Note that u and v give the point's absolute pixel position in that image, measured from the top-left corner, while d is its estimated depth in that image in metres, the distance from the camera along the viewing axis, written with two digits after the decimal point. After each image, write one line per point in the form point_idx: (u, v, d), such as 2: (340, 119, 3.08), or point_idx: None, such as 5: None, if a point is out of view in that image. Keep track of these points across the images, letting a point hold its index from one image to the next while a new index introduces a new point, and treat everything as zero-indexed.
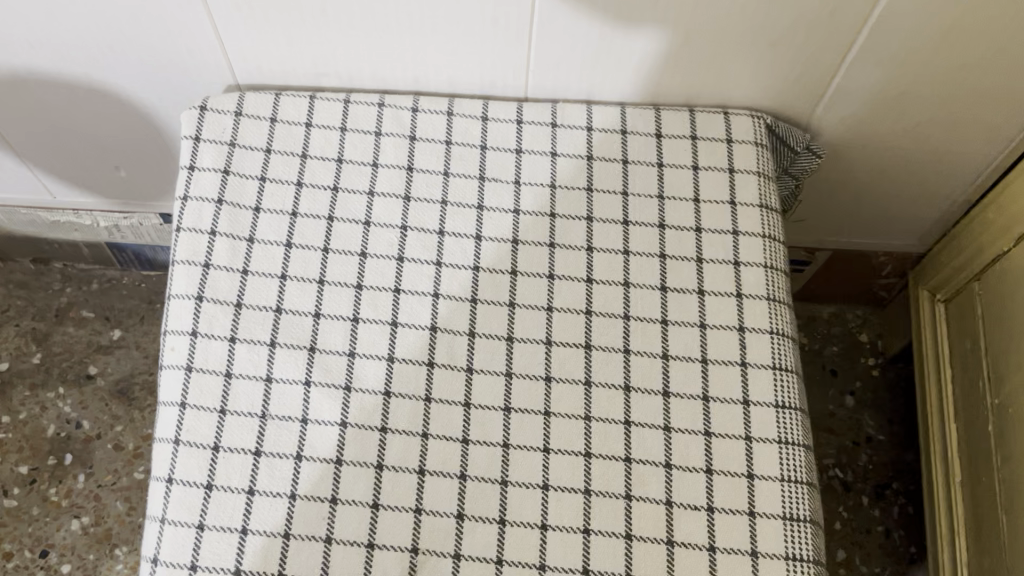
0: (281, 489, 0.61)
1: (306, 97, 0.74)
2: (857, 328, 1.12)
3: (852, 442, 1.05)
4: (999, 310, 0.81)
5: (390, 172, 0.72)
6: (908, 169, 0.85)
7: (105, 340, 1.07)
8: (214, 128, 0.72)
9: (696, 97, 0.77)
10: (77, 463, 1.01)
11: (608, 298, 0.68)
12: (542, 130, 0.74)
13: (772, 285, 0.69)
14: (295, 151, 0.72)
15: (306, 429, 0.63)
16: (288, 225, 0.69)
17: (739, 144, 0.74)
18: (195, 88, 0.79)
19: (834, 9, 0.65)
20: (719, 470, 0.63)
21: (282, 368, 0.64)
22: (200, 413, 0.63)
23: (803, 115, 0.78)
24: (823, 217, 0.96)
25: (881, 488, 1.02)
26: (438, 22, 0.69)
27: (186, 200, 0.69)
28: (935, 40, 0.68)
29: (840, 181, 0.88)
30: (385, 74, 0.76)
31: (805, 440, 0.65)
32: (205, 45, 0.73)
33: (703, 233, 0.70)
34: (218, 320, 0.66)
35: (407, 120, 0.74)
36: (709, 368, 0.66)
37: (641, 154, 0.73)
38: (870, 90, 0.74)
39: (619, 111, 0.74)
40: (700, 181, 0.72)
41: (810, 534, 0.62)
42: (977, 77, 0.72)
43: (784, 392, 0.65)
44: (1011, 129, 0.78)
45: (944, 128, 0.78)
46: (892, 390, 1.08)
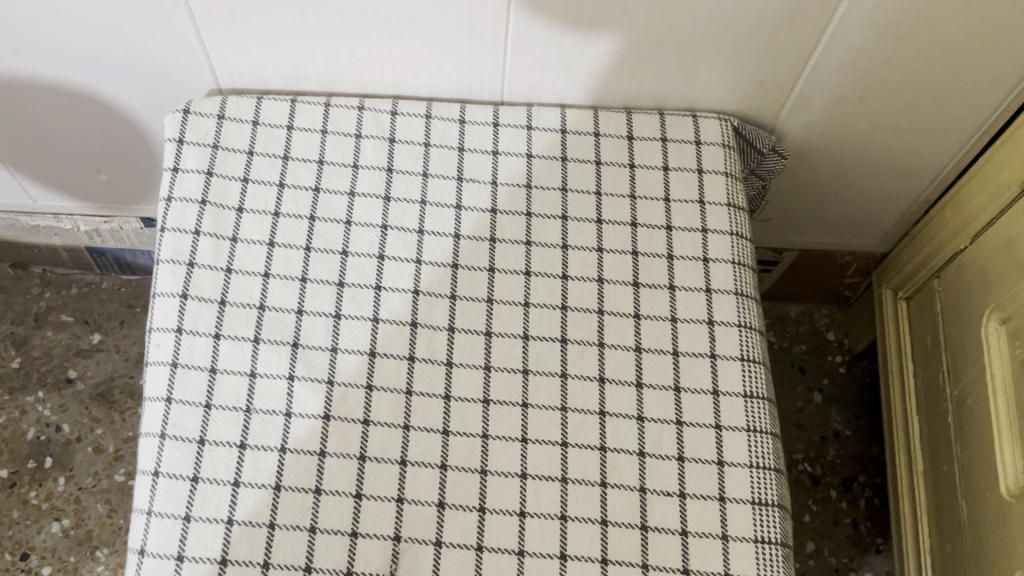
0: (265, 481, 0.63)
1: (287, 101, 0.76)
2: (824, 327, 1.15)
3: (820, 437, 1.08)
4: (957, 305, 0.84)
5: (371, 172, 0.74)
6: (870, 171, 0.89)
7: (85, 343, 1.08)
8: (197, 131, 0.73)
9: (666, 101, 0.79)
10: (57, 466, 1.01)
11: (583, 293, 0.70)
12: (517, 132, 0.76)
13: (739, 280, 0.72)
14: (277, 153, 0.74)
15: (290, 421, 0.64)
16: (270, 225, 0.71)
17: (707, 146, 0.77)
18: (178, 92, 0.80)
19: (796, 16, 0.69)
20: (691, 457, 0.65)
21: (266, 364, 0.66)
22: (186, 407, 0.64)
23: (768, 118, 0.81)
24: (789, 218, 0.99)
25: (848, 481, 1.05)
26: (416, 29, 0.71)
27: (170, 201, 0.71)
28: (891, 48, 0.72)
29: (805, 183, 0.92)
30: (365, 78, 0.78)
31: (773, 427, 0.68)
32: (188, 51, 0.75)
33: (674, 231, 0.73)
34: (203, 317, 0.67)
35: (387, 122, 0.76)
36: (680, 360, 0.68)
37: (613, 156, 0.75)
38: (831, 95, 0.78)
39: (592, 114, 0.77)
40: (671, 181, 0.75)
41: (778, 518, 0.64)
42: (933, 82, 0.75)
43: (752, 382, 0.68)
44: (966, 132, 0.81)
45: (903, 131, 0.82)
46: (858, 386, 1.11)
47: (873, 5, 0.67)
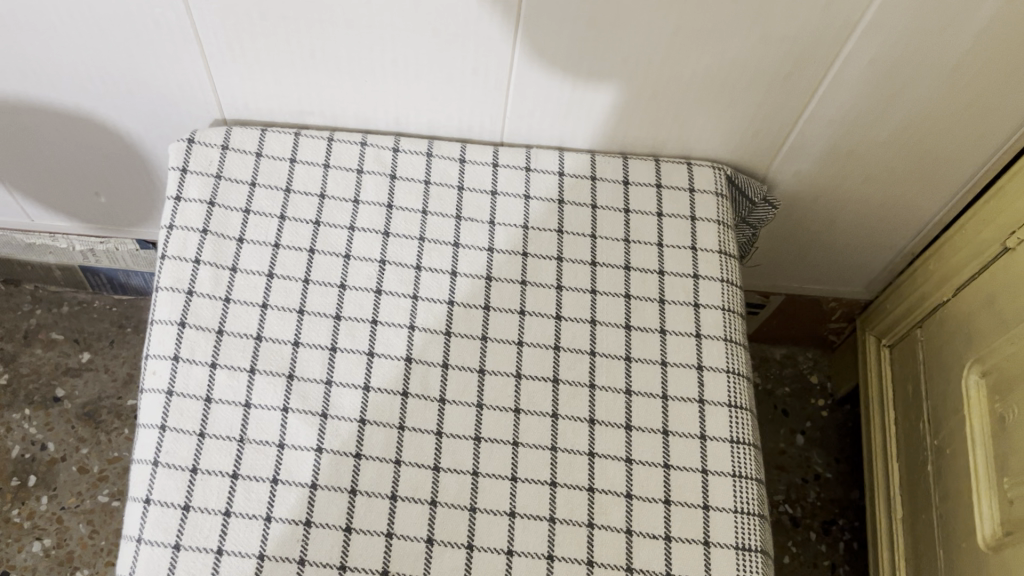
0: (256, 511, 0.63)
1: (291, 134, 0.77)
2: (808, 370, 1.17)
3: (801, 479, 1.09)
4: (938, 356, 0.86)
5: (371, 208, 0.75)
6: (858, 221, 0.91)
7: (74, 362, 1.08)
8: (201, 161, 0.75)
9: (662, 148, 0.81)
10: (41, 485, 1.01)
11: (575, 334, 0.71)
12: (516, 173, 0.78)
13: (729, 326, 0.73)
14: (279, 185, 0.75)
15: (283, 453, 0.65)
16: (270, 256, 0.72)
17: (701, 194, 0.78)
18: (181, 121, 0.82)
19: (792, 72, 0.71)
20: (677, 500, 0.66)
21: (261, 395, 0.67)
22: (180, 435, 0.65)
23: (760, 169, 0.84)
24: (777, 264, 1.01)
25: (828, 524, 1.06)
26: (422, 69, 0.73)
27: (171, 229, 0.72)
28: (881, 105, 0.74)
29: (794, 231, 0.94)
30: (368, 114, 0.79)
31: (757, 473, 0.69)
32: (196, 82, 0.76)
33: (666, 275, 0.74)
34: (200, 346, 0.68)
35: (389, 159, 0.77)
36: (669, 404, 0.69)
37: (609, 200, 0.77)
38: (823, 147, 0.80)
39: (589, 158, 0.79)
40: (664, 227, 0.76)
41: (761, 563, 0.66)
42: (921, 140, 0.78)
43: (738, 429, 0.69)
44: (951, 188, 0.83)
45: (891, 184, 0.84)
46: (840, 430, 1.13)
47: (867, 63, 0.70)
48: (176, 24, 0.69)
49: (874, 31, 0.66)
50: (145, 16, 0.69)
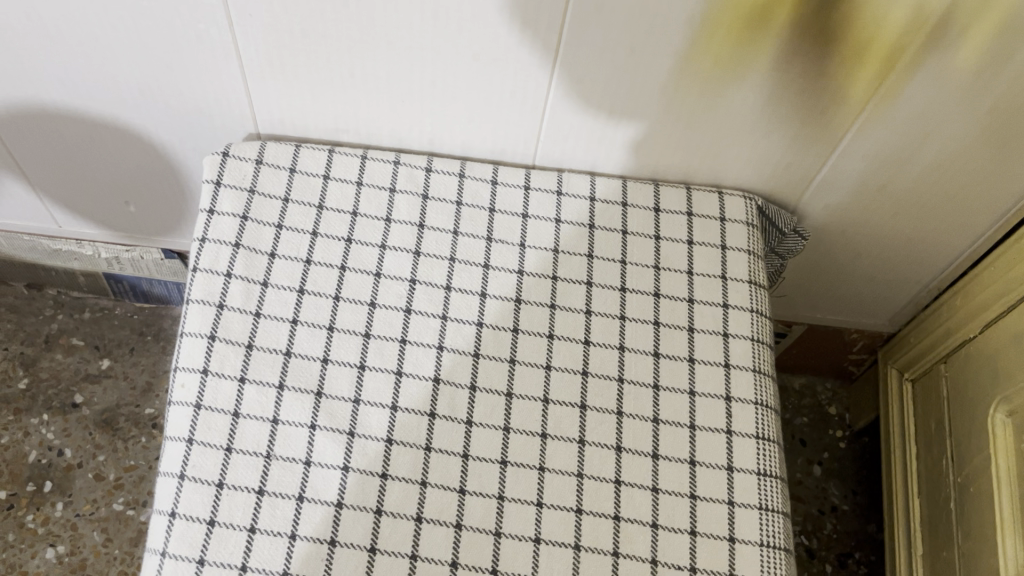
0: (281, 529, 0.63)
1: (325, 151, 0.77)
2: (826, 401, 1.16)
3: (818, 510, 1.08)
4: (963, 393, 0.86)
5: (403, 227, 0.75)
6: (884, 255, 0.91)
7: (94, 369, 1.08)
8: (235, 174, 0.75)
9: (693, 176, 0.81)
10: (57, 491, 1.01)
11: (604, 360, 0.71)
12: (548, 197, 0.78)
13: (758, 358, 0.73)
14: (312, 202, 0.75)
15: (309, 471, 0.65)
16: (301, 272, 0.72)
17: (731, 224, 0.78)
18: (215, 134, 0.82)
19: (829, 105, 0.71)
20: (703, 531, 0.66)
21: (289, 412, 0.67)
22: (207, 449, 0.65)
23: (791, 200, 0.84)
24: (801, 294, 1.01)
25: (844, 557, 1.06)
26: (459, 92, 0.73)
27: (204, 242, 0.72)
28: (915, 143, 0.74)
29: (820, 261, 0.93)
30: (402, 133, 0.79)
31: (783, 507, 0.69)
32: (234, 96, 0.76)
33: (696, 304, 0.74)
34: (230, 360, 0.68)
35: (421, 179, 0.77)
36: (697, 434, 0.69)
37: (640, 227, 0.77)
38: (855, 181, 0.80)
39: (621, 184, 0.79)
40: (694, 255, 0.76)
41: None
42: (954, 178, 0.78)
43: (765, 461, 0.69)
44: (983, 226, 0.83)
45: (920, 219, 0.84)
46: (858, 462, 1.12)
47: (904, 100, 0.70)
48: (218, 39, 0.70)
49: (912, 68, 0.66)
50: (187, 31, 0.69)
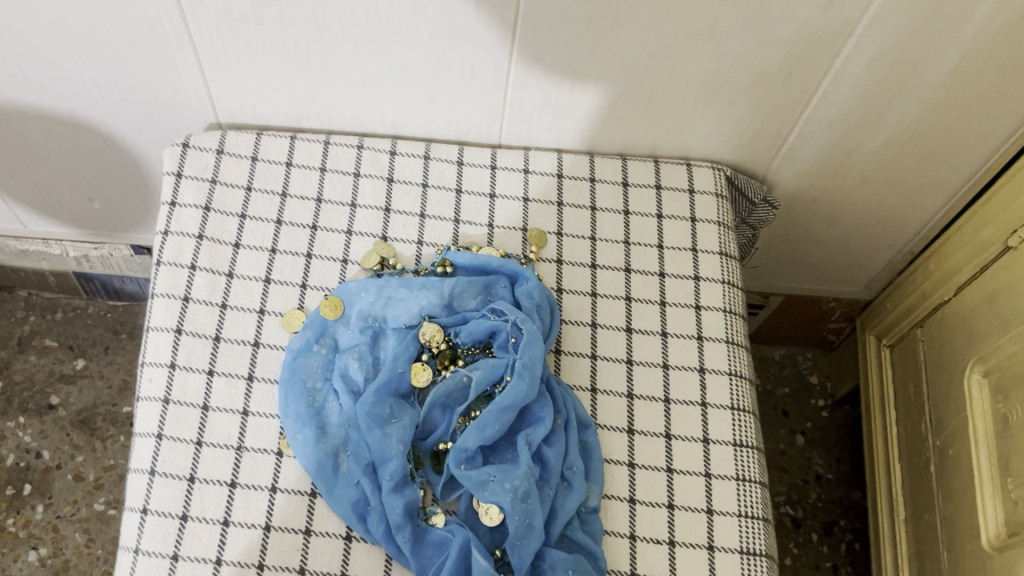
0: (255, 521, 0.62)
1: (287, 138, 0.76)
2: (807, 371, 1.16)
3: (802, 480, 1.08)
4: (939, 356, 0.86)
5: (368, 212, 0.74)
6: (856, 221, 0.90)
7: (69, 369, 1.07)
8: (196, 165, 0.74)
9: (661, 149, 0.81)
10: (36, 494, 1.00)
11: (576, 338, 0.71)
12: (515, 175, 0.77)
13: (730, 329, 0.73)
14: (275, 190, 0.74)
15: (281, 461, 0.64)
16: (267, 261, 0.71)
17: (700, 195, 0.78)
18: (176, 125, 0.81)
19: (792, 72, 0.70)
20: (681, 505, 0.65)
21: (259, 403, 0.66)
22: (177, 444, 0.64)
23: (760, 168, 0.83)
24: (776, 264, 1.01)
25: (829, 525, 1.06)
26: (419, 72, 0.72)
27: (167, 235, 0.71)
28: (880, 106, 0.74)
29: (794, 230, 0.93)
30: (364, 117, 0.78)
31: (760, 476, 0.68)
32: (192, 86, 0.75)
33: (667, 278, 0.74)
34: (197, 353, 0.67)
35: (386, 162, 0.76)
36: (671, 407, 0.69)
37: (609, 202, 0.76)
38: (822, 148, 0.79)
39: (587, 160, 0.78)
40: (664, 229, 0.76)
41: (766, 568, 0.65)
42: (922, 140, 0.77)
43: (741, 432, 0.69)
44: (954, 186, 0.83)
45: (890, 185, 0.84)
46: (840, 430, 1.12)
47: (866, 63, 0.69)
48: (170, 29, 0.69)
49: (872, 30, 0.66)
50: (138, 21, 0.68)
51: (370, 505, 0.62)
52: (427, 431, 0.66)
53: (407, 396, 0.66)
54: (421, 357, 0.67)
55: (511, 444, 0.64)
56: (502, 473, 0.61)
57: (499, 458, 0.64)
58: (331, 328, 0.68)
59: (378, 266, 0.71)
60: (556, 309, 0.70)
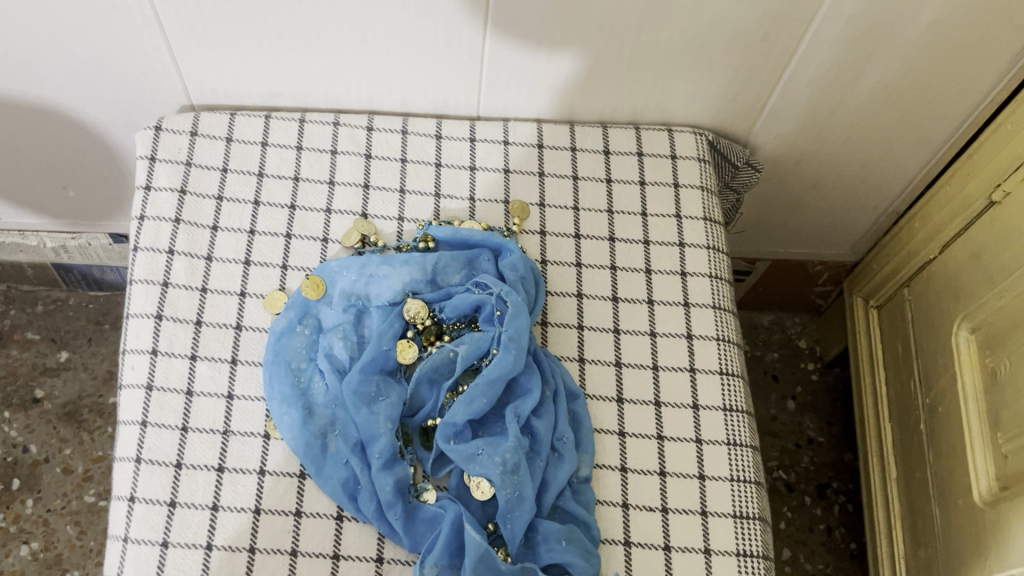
0: (245, 504, 0.62)
1: (261, 117, 0.75)
2: (796, 335, 1.16)
3: (794, 444, 1.09)
4: (926, 315, 0.86)
5: (347, 189, 0.73)
6: (839, 182, 0.90)
7: (53, 362, 1.06)
8: (170, 148, 0.72)
9: (642, 115, 0.80)
10: (24, 488, 0.99)
11: (562, 309, 0.70)
12: (494, 147, 0.76)
13: (717, 294, 0.72)
14: (252, 169, 0.73)
15: (269, 444, 0.63)
16: (246, 243, 0.70)
17: (683, 161, 0.77)
18: (148, 108, 0.79)
19: (770, 32, 0.69)
20: (672, 471, 0.65)
21: (243, 385, 0.65)
22: (162, 430, 0.63)
23: (742, 132, 0.82)
24: (761, 228, 1.00)
25: (822, 488, 1.06)
26: (393, 46, 0.71)
27: (143, 220, 0.70)
28: (860, 64, 0.73)
29: (778, 194, 0.92)
30: (339, 94, 0.77)
31: (751, 440, 0.68)
32: (162, 67, 0.73)
33: (652, 245, 0.73)
34: (179, 338, 0.66)
35: (363, 138, 0.75)
36: (660, 374, 0.68)
37: (591, 171, 0.76)
38: (803, 108, 0.78)
39: (568, 129, 0.77)
40: (647, 196, 0.75)
41: (759, 531, 0.65)
42: (903, 96, 0.76)
43: (731, 396, 0.69)
44: (937, 142, 0.82)
45: (872, 145, 0.83)
46: (831, 393, 1.12)
47: (845, 21, 0.68)
48: (136, 9, 0.67)
49: None
50: (101, 2, 0.66)
51: (360, 485, 0.62)
52: (415, 408, 0.65)
53: (393, 373, 0.65)
54: (406, 334, 0.66)
55: (500, 417, 0.64)
56: (490, 447, 0.61)
57: (488, 431, 0.64)
58: (314, 308, 0.67)
59: (359, 244, 0.70)
60: (540, 281, 0.69)
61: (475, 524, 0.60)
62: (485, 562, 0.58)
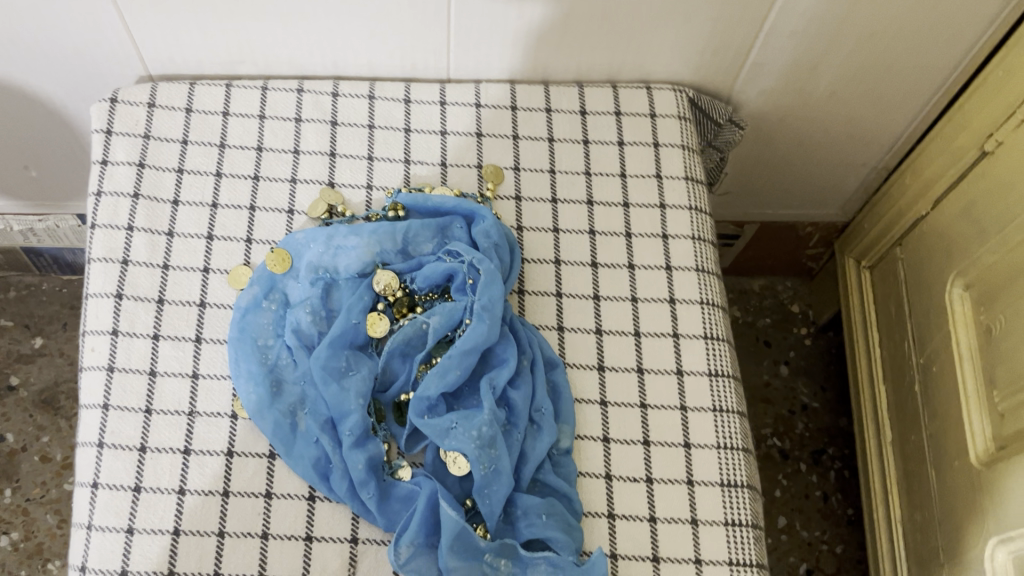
0: (213, 487, 0.59)
1: (221, 86, 0.72)
2: (788, 300, 1.14)
3: (788, 410, 1.06)
4: (918, 273, 0.83)
5: (313, 157, 0.70)
6: (827, 138, 0.87)
7: (27, 348, 1.03)
8: (126, 121, 0.69)
9: (619, 73, 0.77)
10: (2, 478, 0.97)
11: (540, 276, 0.67)
12: (465, 110, 0.73)
13: (701, 257, 0.70)
14: (213, 141, 0.70)
15: (236, 424, 0.61)
16: (208, 217, 0.67)
17: (663, 119, 0.74)
18: (105, 80, 0.76)
19: None
20: (656, 441, 0.63)
21: (209, 365, 0.63)
22: (124, 413, 0.61)
23: (723, 88, 0.79)
24: (748, 189, 0.98)
25: (817, 454, 1.04)
26: (355, 6, 0.68)
27: (100, 195, 0.67)
28: (845, 12, 0.70)
29: (765, 152, 0.90)
30: (303, 59, 0.74)
31: (739, 406, 0.66)
32: (114, 37, 0.70)
33: (631, 207, 0.71)
34: (140, 317, 0.63)
35: (329, 105, 0.72)
36: (642, 341, 0.66)
37: (567, 132, 0.73)
38: (787, 61, 0.75)
39: (542, 89, 0.74)
40: (626, 156, 0.73)
41: (748, 499, 0.63)
42: (891, 45, 0.73)
43: (716, 361, 0.66)
44: (927, 93, 0.79)
45: (859, 98, 0.81)
46: (825, 358, 1.10)
47: None
48: None
49: None
50: None
51: (331, 464, 0.59)
52: (387, 382, 0.63)
53: (364, 348, 0.63)
54: (376, 307, 0.63)
55: (475, 390, 0.61)
56: (464, 420, 0.58)
57: (464, 404, 0.61)
58: (280, 283, 0.64)
59: (326, 214, 0.68)
60: (515, 248, 0.67)
61: (450, 501, 0.57)
62: (461, 540, 0.56)
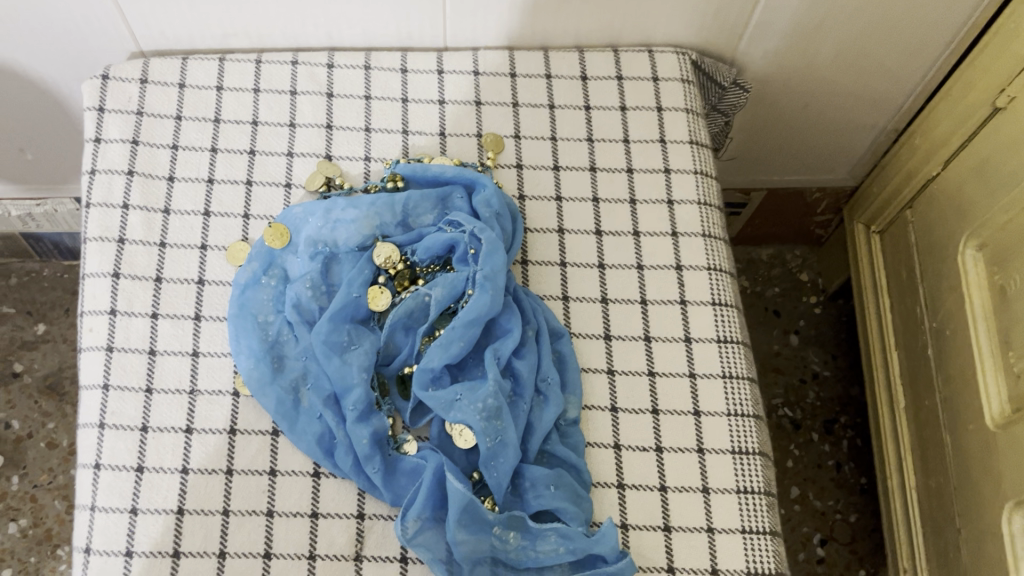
0: (216, 466, 0.58)
1: (214, 60, 0.70)
2: (797, 268, 1.12)
3: (799, 380, 1.05)
4: (929, 235, 0.82)
5: (309, 130, 0.69)
6: (834, 100, 0.85)
7: (30, 335, 1.03)
8: (118, 98, 0.68)
9: (620, 37, 0.75)
10: (10, 465, 0.96)
11: (543, 246, 0.66)
12: (463, 79, 0.71)
13: (707, 222, 0.68)
14: (207, 116, 0.68)
15: (239, 402, 0.60)
16: (205, 193, 0.66)
17: (665, 83, 0.73)
18: (96, 58, 0.75)
19: None
20: (665, 409, 0.62)
21: (209, 342, 0.62)
22: (125, 394, 0.60)
23: (727, 51, 0.78)
24: (754, 154, 0.96)
25: (829, 423, 1.03)
26: None
27: (94, 173, 0.66)
28: None
29: (770, 116, 0.88)
30: (297, 31, 0.72)
31: (749, 372, 0.65)
32: (103, 13, 0.69)
33: (635, 173, 0.69)
34: (138, 296, 0.62)
35: (324, 77, 0.70)
36: (649, 308, 0.65)
37: (568, 99, 0.71)
38: (792, 21, 0.73)
39: (542, 56, 0.73)
40: (629, 121, 0.71)
41: (760, 466, 0.61)
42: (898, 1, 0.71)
43: (724, 327, 0.65)
44: (937, 50, 0.78)
45: (865, 57, 0.79)
46: (835, 326, 1.08)
47: None
48: None
49: None
50: None
51: (336, 439, 0.59)
52: (390, 356, 0.61)
53: (366, 322, 0.62)
54: (378, 280, 0.62)
55: (479, 361, 0.60)
56: (469, 392, 0.57)
57: (468, 376, 0.60)
58: (279, 258, 0.63)
59: (324, 187, 0.66)
60: (517, 217, 0.65)
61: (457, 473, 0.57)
62: (469, 513, 0.55)
